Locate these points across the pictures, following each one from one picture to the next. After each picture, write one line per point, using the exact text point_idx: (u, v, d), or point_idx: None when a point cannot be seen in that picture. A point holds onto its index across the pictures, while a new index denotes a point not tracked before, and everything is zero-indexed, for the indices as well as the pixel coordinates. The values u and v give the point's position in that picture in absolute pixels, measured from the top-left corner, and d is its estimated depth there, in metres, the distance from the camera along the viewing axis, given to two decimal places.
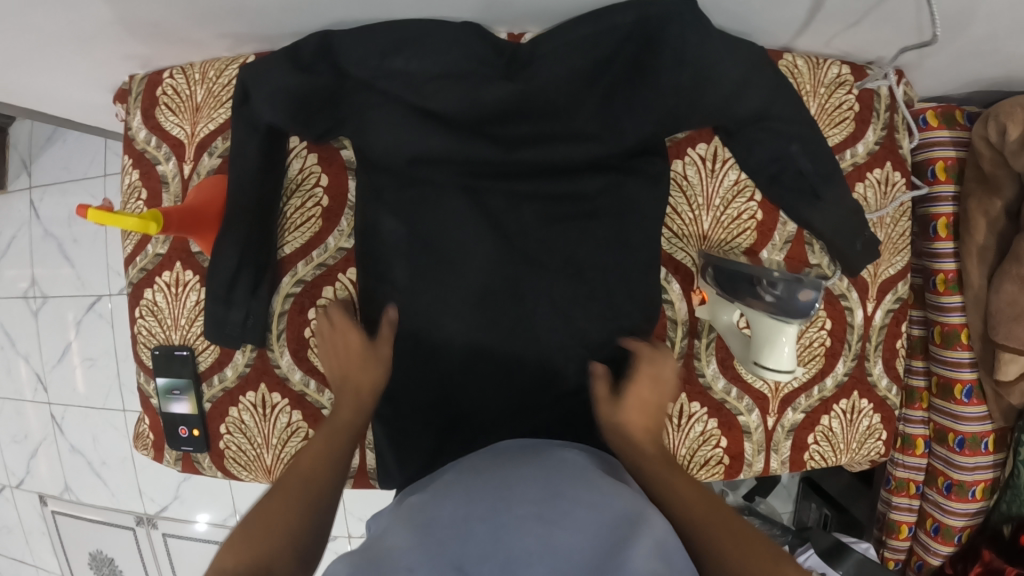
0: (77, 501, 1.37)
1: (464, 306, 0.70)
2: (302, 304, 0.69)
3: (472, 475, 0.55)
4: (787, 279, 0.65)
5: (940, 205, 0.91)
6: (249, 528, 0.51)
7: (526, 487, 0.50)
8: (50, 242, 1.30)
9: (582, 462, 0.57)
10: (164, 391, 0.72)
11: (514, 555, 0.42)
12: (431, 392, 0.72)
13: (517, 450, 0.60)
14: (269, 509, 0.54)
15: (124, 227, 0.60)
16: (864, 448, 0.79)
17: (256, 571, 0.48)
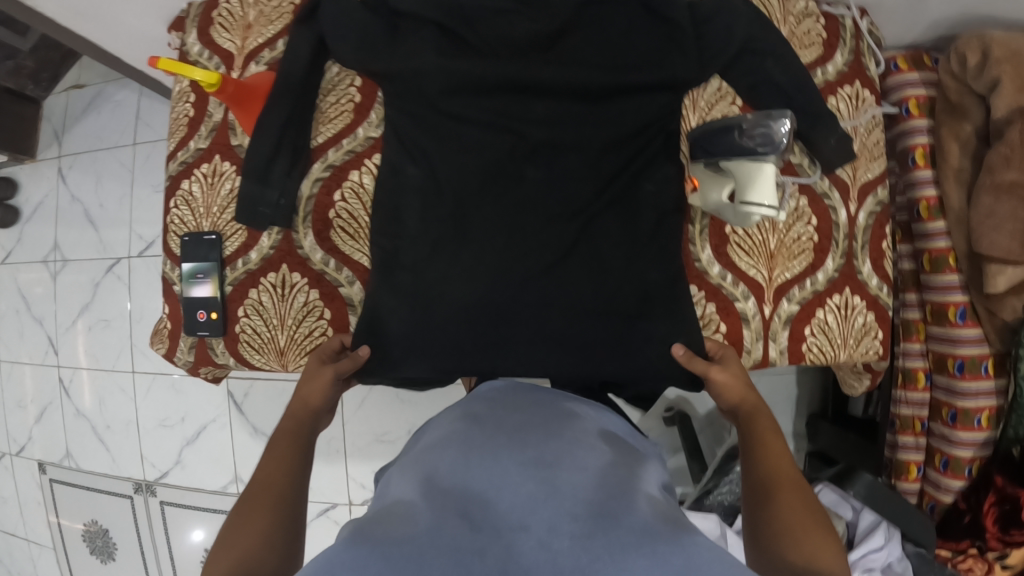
0: (76, 467, 1.36)
1: (475, 235, 0.74)
2: (329, 187, 0.75)
3: (459, 432, 0.52)
4: (762, 121, 0.69)
5: (915, 136, 0.98)
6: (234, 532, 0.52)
7: (526, 436, 0.50)
8: (76, 206, 1.37)
9: (576, 414, 0.58)
10: (187, 275, 0.76)
11: (521, 506, 0.40)
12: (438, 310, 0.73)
13: (507, 395, 0.61)
14: (252, 504, 0.55)
15: (192, 76, 0.68)
16: (862, 346, 0.81)
17: None
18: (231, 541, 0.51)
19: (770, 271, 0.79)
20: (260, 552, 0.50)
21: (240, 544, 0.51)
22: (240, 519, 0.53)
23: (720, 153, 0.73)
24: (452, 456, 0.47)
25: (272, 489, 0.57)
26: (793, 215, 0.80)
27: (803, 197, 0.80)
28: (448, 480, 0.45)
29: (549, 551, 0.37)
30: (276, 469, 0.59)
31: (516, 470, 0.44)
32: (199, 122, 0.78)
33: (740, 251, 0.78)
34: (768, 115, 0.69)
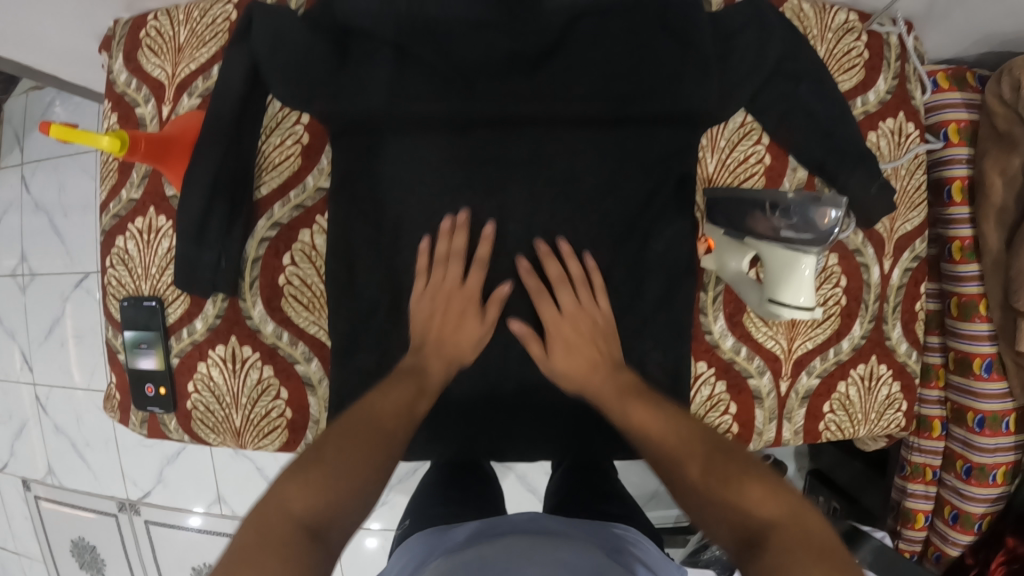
0: (60, 484, 1.34)
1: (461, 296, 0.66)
2: (276, 249, 0.68)
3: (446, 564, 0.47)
4: (805, 205, 0.58)
5: (953, 167, 0.87)
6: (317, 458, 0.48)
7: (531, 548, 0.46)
8: (40, 217, 1.29)
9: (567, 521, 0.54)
10: (131, 344, 0.68)
11: None
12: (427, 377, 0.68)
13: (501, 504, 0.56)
14: (339, 450, 0.49)
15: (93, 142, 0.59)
16: (883, 420, 0.73)
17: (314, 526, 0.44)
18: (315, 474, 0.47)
19: (790, 342, 0.71)
20: (338, 505, 0.46)
21: (315, 488, 0.46)
22: (314, 463, 0.48)
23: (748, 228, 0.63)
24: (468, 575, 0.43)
25: (371, 444, 0.51)
26: (821, 275, 0.71)
27: (834, 254, 0.71)
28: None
29: None
30: (379, 421, 0.54)
31: None
32: (129, 168, 0.69)
33: (757, 320, 0.70)
34: (820, 201, 0.58)
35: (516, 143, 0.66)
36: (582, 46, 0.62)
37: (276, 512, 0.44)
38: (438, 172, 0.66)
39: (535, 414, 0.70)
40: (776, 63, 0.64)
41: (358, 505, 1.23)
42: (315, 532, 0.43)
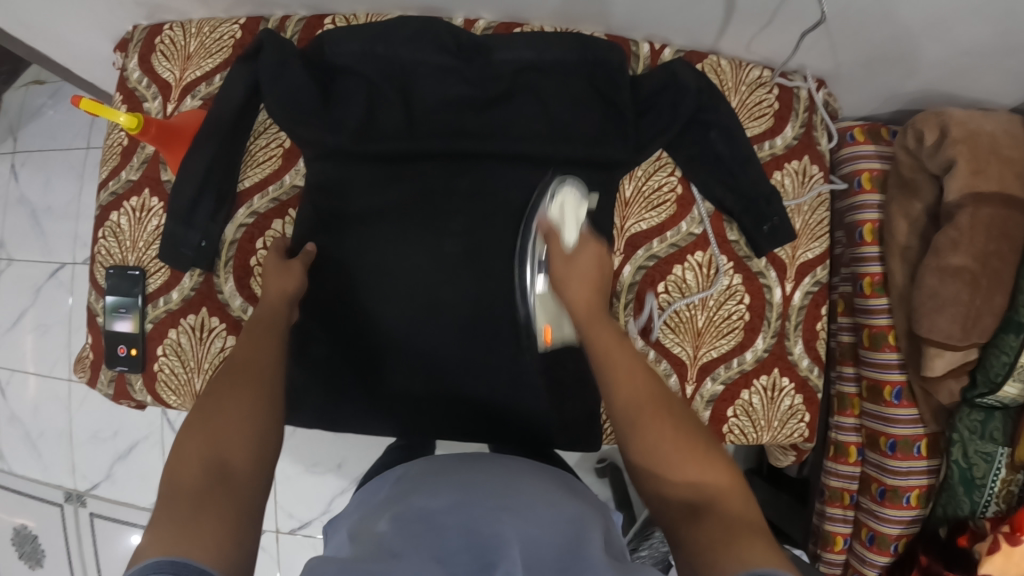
0: (9, 471, 1.32)
1: (411, 287, 0.72)
2: (252, 234, 0.73)
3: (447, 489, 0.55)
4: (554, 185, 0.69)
5: (864, 211, 0.96)
6: (208, 416, 0.55)
7: (471, 503, 0.52)
8: (23, 206, 1.33)
9: (523, 466, 0.62)
10: (110, 309, 0.78)
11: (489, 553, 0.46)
12: (372, 359, 0.73)
13: (468, 459, 0.62)
14: (231, 401, 0.56)
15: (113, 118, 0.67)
16: (786, 429, 0.78)
17: (220, 463, 0.51)
18: (209, 427, 0.53)
19: (696, 348, 0.74)
20: (243, 444, 0.53)
21: (213, 433, 0.53)
22: (212, 416, 0.55)
23: (526, 286, 0.70)
24: (426, 503, 0.53)
25: (256, 384, 0.59)
26: (725, 292, 0.75)
27: (737, 274, 0.75)
28: (418, 524, 0.50)
29: None
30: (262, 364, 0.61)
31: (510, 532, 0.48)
32: (132, 153, 0.80)
33: (666, 328, 0.74)
34: (549, 188, 0.69)
35: (456, 176, 0.71)
36: (525, 96, 0.70)
37: (183, 465, 0.50)
38: (391, 183, 0.71)
39: (466, 406, 0.74)
40: (692, 112, 0.71)
41: (303, 512, 1.23)
42: (219, 467, 0.50)
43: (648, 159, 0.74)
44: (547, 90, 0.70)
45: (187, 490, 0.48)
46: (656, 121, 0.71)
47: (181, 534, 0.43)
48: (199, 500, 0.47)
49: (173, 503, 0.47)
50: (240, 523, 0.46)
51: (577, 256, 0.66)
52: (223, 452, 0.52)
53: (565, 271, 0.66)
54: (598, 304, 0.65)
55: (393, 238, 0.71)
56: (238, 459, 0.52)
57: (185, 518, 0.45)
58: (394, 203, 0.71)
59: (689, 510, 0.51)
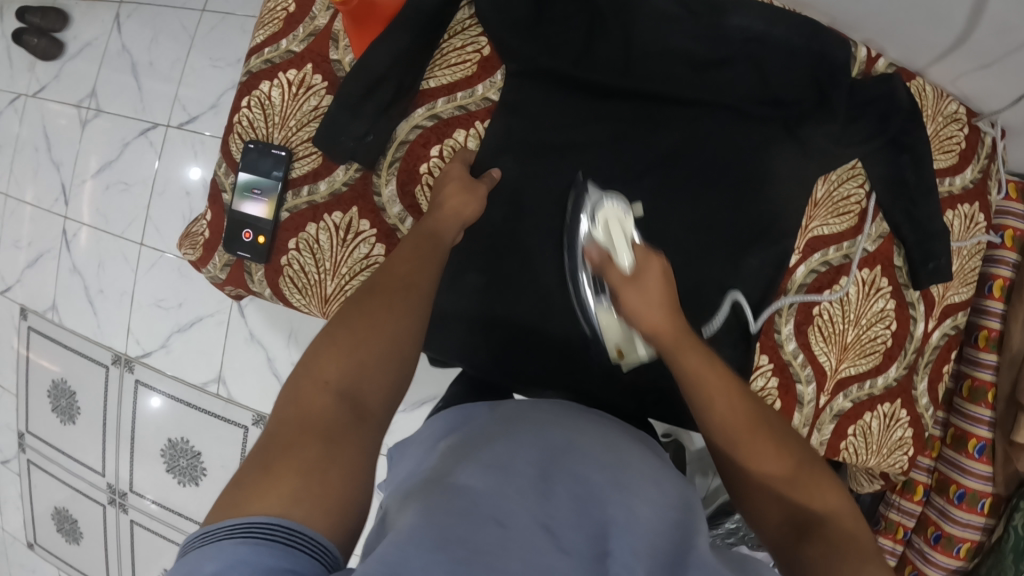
0: (60, 323, 1.32)
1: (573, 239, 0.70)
2: (427, 139, 0.70)
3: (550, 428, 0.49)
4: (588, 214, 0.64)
5: (1000, 266, 0.93)
6: (345, 337, 0.51)
7: (580, 454, 0.46)
8: (124, 58, 1.28)
9: (615, 426, 0.55)
10: (243, 189, 0.76)
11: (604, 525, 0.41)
12: (519, 296, 0.71)
13: (557, 407, 0.55)
14: (367, 319, 0.52)
15: None
16: (891, 457, 0.79)
17: (353, 399, 0.48)
18: (344, 350, 0.50)
19: (838, 361, 0.74)
20: (371, 377, 0.49)
21: (344, 356, 0.49)
22: (348, 336, 0.51)
23: (586, 301, 0.65)
24: (522, 453, 0.45)
25: (393, 297, 0.53)
26: (878, 314, 0.74)
27: (892, 299, 0.74)
28: (517, 476, 0.42)
29: None
30: (408, 277, 0.55)
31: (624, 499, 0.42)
32: (298, 22, 0.76)
33: (819, 335, 0.73)
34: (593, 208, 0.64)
35: (662, 134, 0.69)
36: (742, 67, 0.66)
37: (311, 387, 0.48)
38: (583, 129, 0.70)
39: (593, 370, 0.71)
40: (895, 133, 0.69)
41: None
42: (349, 400, 0.47)
43: (846, 165, 0.71)
44: (771, 65, 0.66)
45: (314, 426, 0.45)
46: (858, 130, 0.69)
47: (294, 489, 0.40)
48: (321, 442, 0.44)
49: (297, 439, 0.44)
50: (359, 479, 0.44)
51: (643, 277, 0.53)
52: (354, 380, 0.48)
53: (636, 300, 0.52)
54: (674, 301, 0.53)
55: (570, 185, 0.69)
56: (372, 391, 0.49)
57: (306, 465, 0.42)
58: (578, 142, 0.70)
59: (795, 527, 0.49)
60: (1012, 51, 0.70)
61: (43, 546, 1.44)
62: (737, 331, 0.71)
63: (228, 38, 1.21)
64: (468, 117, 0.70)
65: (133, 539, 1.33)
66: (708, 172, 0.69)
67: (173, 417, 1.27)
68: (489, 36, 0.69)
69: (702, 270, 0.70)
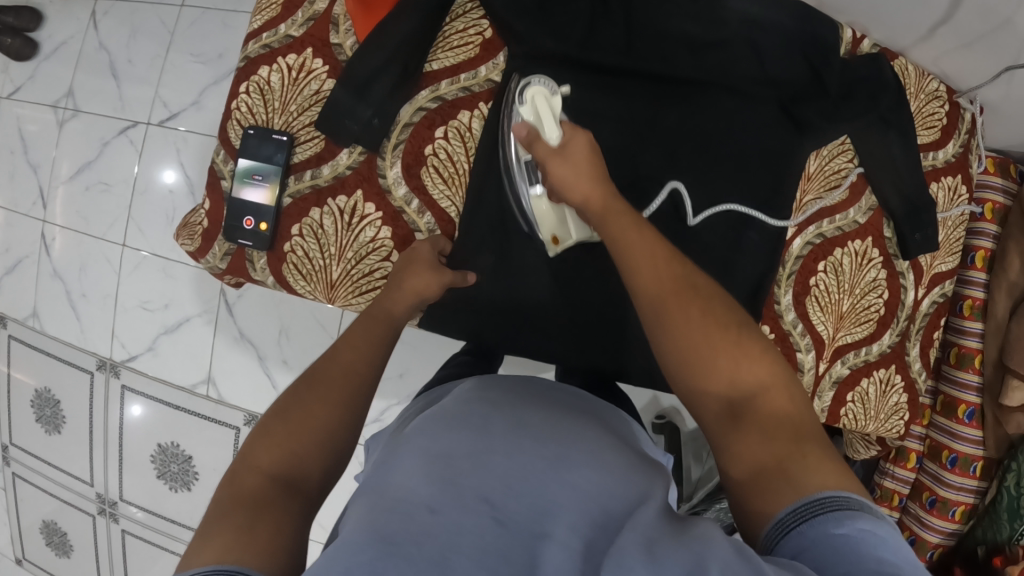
0: (42, 330, 1.27)
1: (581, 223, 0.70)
2: (431, 120, 0.69)
3: (500, 422, 0.51)
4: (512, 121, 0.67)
5: (981, 238, 0.97)
6: (286, 418, 0.52)
7: (525, 444, 0.48)
8: (102, 56, 1.24)
9: (582, 406, 0.59)
10: (243, 175, 0.75)
11: (543, 507, 0.43)
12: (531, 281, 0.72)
13: (523, 390, 0.60)
14: (304, 410, 0.53)
15: None
16: (888, 422, 0.82)
17: (290, 477, 0.48)
18: (281, 432, 0.51)
19: (835, 330, 0.76)
20: (312, 452, 0.51)
21: (285, 438, 0.51)
22: (291, 416, 0.53)
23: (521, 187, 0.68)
24: (469, 439, 0.48)
25: (336, 391, 0.55)
26: (870, 284, 0.77)
27: (883, 269, 0.77)
28: (461, 459, 0.46)
29: (566, 549, 0.40)
30: (346, 366, 0.57)
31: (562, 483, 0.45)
32: (295, 7, 0.76)
33: (817, 305, 0.74)
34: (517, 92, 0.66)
35: (668, 112, 0.70)
36: (737, 47, 0.69)
37: (245, 474, 0.48)
38: (587, 112, 0.70)
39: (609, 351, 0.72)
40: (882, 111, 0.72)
41: None
42: (285, 482, 0.48)
43: (836, 141, 0.73)
44: (765, 45, 0.69)
45: (250, 499, 0.45)
46: (849, 107, 0.71)
47: (231, 546, 0.41)
48: (257, 510, 0.44)
49: (231, 509, 0.44)
50: (292, 538, 0.44)
51: (569, 148, 0.59)
52: (286, 467, 0.49)
53: (567, 172, 0.57)
54: (601, 171, 0.58)
55: None
56: (309, 474, 0.50)
57: (239, 527, 0.42)
58: (585, 124, 0.70)
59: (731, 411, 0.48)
60: (994, 29, 0.73)
61: (31, 560, 1.39)
62: (742, 300, 0.73)
63: (212, 31, 1.19)
64: (468, 98, 0.69)
65: (125, 549, 1.29)
66: (708, 149, 0.71)
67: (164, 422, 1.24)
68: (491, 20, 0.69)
69: (706, 245, 0.71)
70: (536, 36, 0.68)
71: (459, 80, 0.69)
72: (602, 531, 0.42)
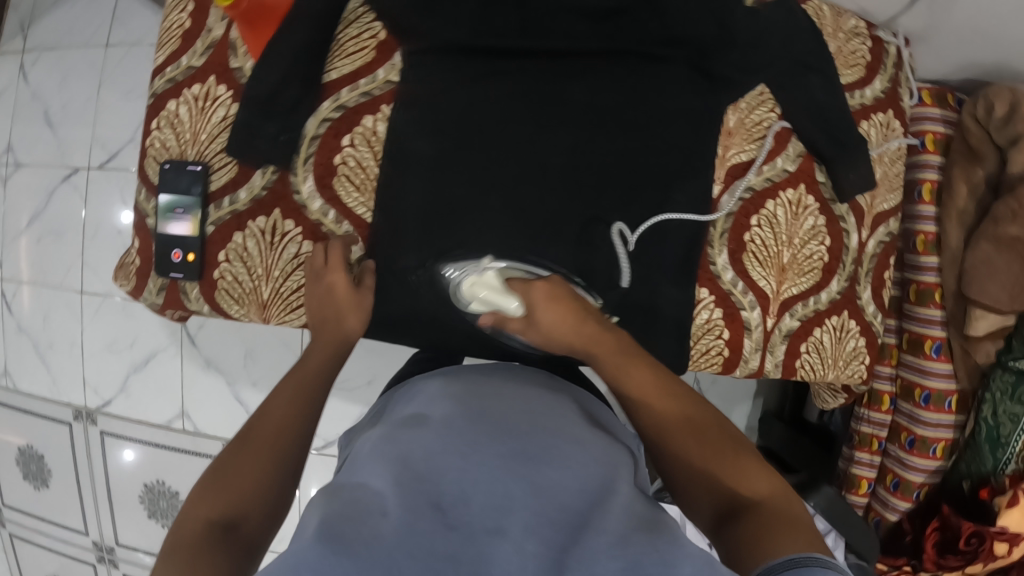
0: (14, 388, 1.27)
1: (503, 214, 0.69)
2: (338, 129, 0.69)
3: (462, 419, 0.51)
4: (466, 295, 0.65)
5: (926, 171, 0.96)
6: (227, 463, 0.56)
7: (483, 443, 0.47)
8: (36, 106, 1.23)
9: (546, 392, 0.59)
10: (165, 209, 0.74)
11: (500, 505, 0.43)
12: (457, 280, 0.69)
13: (488, 380, 0.59)
14: (242, 462, 0.56)
15: None
16: (848, 369, 0.81)
17: (230, 522, 0.51)
18: (223, 477, 0.54)
19: (779, 284, 0.74)
20: (252, 495, 0.54)
21: (226, 486, 0.54)
22: (232, 460, 0.56)
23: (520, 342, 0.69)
24: (430, 442, 0.48)
25: (272, 445, 0.57)
26: (810, 232, 0.75)
27: (821, 215, 0.76)
28: (421, 464, 0.46)
29: (522, 553, 0.39)
30: (283, 409, 0.60)
31: (521, 481, 0.44)
32: (195, 37, 0.75)
33: (755, 261, 0.73)
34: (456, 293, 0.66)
35: (577, 89, 0.68)
36: (643, 11, 0.66)
37: (190, 520, 0.51)
38: (491, 99, 0.67)
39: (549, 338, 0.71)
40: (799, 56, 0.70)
41: (331, 435, 1.20)
42: (226, 529, 0.50)
43: (751, 94, 0.72)
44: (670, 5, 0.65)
45: (190, 543, 0.49)
46: (767, 61, 0.68)
47: None
48: (197, 552, 0.47)
49: (177, 554, 0.48)
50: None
51: (537, 314, 0.60)
52: (230, 508, 0.52)
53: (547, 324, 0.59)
54: (577, 312, 0.60)
55: (493, 154, 0.68)
56: (250, 519, 0.52)
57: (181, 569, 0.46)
58: (492, 113, 0.68)
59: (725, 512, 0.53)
60: None
61: None
62: (677, 267, 0.72)
63: (140, 68, 1.18)
64: (370, 103, 0.68)
65: None
66: (622, 121, 0.69)
67: (147, 461, 1.24)
68: (382, 20, 0.67)
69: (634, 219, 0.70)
70: (432, 29, 0.66)
71: (359, 84, 0.68)
72: (563, 529, 0.42)
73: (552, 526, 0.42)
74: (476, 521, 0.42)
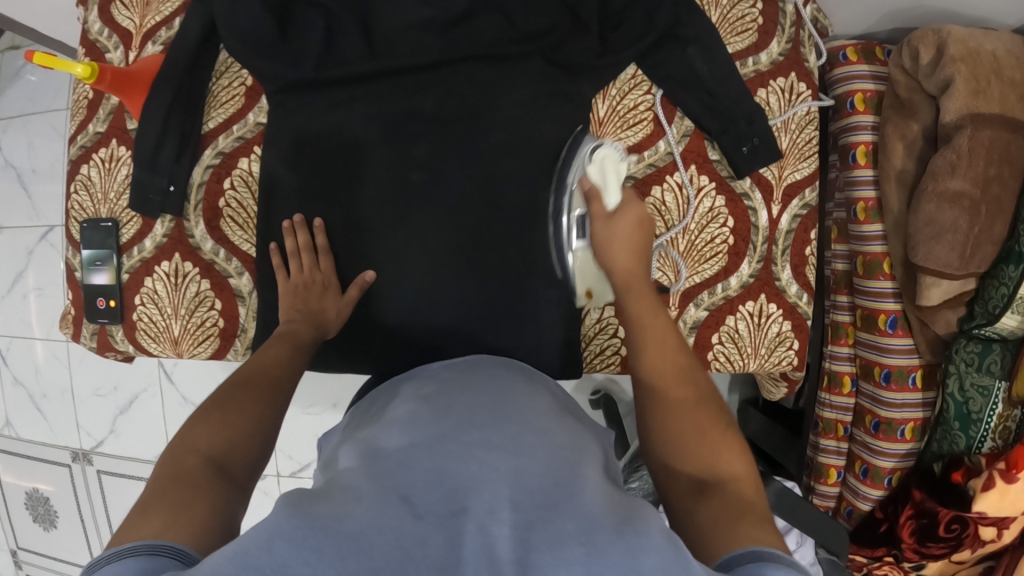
0: (16, 436, 1.36)
1: (387, 233, 0.70)
2: (218, 175, 0.73)
3: (436, 410, 0.46)
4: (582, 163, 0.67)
5: (858, 133, 0.91)
6: (219, 406, 0.52)
7: (454, 432, 0.43)
8: (8, 173, 1.31)
9: (520, 383, 0.54)
10: (88, 262, 0.77)
11: (469, 489, 0.38)
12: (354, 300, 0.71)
13: (460, 375, 0.55)
14: (232, 405, 0.52)
15: (68, 71, 0.70)
16: (774, 356, 0.76)
17: (221, 463, 0.47)
18: (218, 418, 0.50)
19: (677, 275, 0.74)
20: (242, 442, 0.49)
21: (218, 426, 0.49)
22: (221, 405, 0.52)
23: (564, 240, 0.68)
24: (398, 438, 0.44)
25: (268, 394, 0.54)
26: (707, 216, 0.73)
27: (720, 196, 0.73)
28: (388, 462, 0.42)
29: (488, 535, 0.35)
30: (270, 367, 0.58)
31: (495, 464, 0.40)
32: (97, 106, 0.79)
33: None
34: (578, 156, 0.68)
35: (444, 104, 0.69)
36: (490, 14, 0.68)
37: (183, 453, 0.46)
38: (357, 123, 0.70)
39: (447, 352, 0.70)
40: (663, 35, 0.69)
41: (302, 455, 1.23)
42: (218, 466, 0.46)
43: (625, 76, 0.72)
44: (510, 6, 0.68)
45: (178, 479, 0.44)
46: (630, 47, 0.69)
47: (167, 520, 0.40)
48: (189, 488, 0.43)
49: (168, 488, 0.43)
50: (223, 521, 0.43)
51: (618, 219, 0.63)
52: (226, 450, 0.48)
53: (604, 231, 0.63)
54: (643, 246, 0.63)
55: (369, 175, 0.70)
56: (242, 462, 0.48)
57: (176, 504, 0.42)
58: (359, 136, 0.70)
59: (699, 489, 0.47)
60: None
61: None
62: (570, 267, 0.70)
63: None
64: (245, 145, 0.73)
65: None
66: (491, 127, 0.70)
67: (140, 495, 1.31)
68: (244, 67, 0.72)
69: (518, 224, 0.70)
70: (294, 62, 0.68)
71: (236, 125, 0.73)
72: (535, 510, 0.37)
73: (524, 508, 0.37)
74: (442, 504, 0.37)
